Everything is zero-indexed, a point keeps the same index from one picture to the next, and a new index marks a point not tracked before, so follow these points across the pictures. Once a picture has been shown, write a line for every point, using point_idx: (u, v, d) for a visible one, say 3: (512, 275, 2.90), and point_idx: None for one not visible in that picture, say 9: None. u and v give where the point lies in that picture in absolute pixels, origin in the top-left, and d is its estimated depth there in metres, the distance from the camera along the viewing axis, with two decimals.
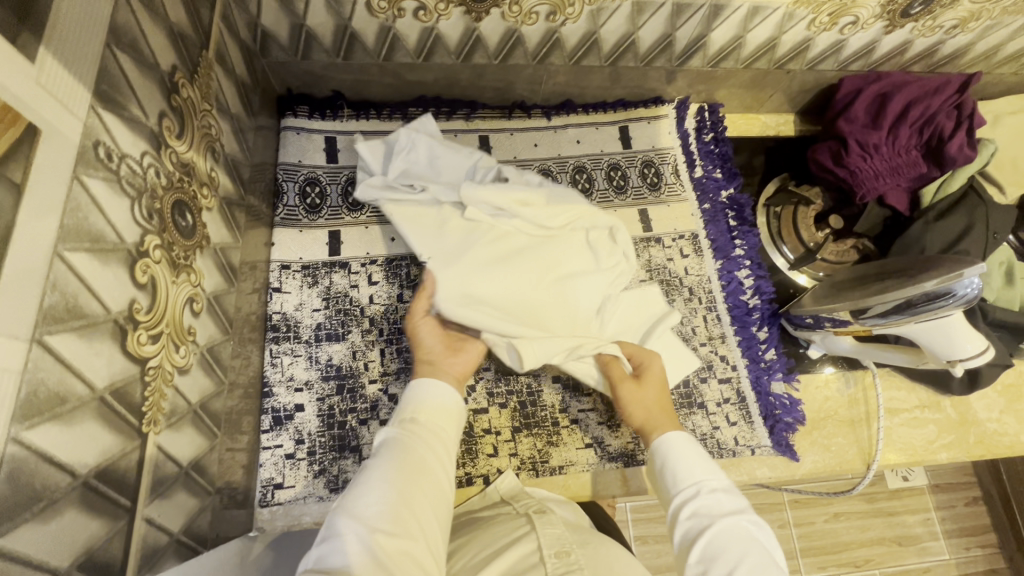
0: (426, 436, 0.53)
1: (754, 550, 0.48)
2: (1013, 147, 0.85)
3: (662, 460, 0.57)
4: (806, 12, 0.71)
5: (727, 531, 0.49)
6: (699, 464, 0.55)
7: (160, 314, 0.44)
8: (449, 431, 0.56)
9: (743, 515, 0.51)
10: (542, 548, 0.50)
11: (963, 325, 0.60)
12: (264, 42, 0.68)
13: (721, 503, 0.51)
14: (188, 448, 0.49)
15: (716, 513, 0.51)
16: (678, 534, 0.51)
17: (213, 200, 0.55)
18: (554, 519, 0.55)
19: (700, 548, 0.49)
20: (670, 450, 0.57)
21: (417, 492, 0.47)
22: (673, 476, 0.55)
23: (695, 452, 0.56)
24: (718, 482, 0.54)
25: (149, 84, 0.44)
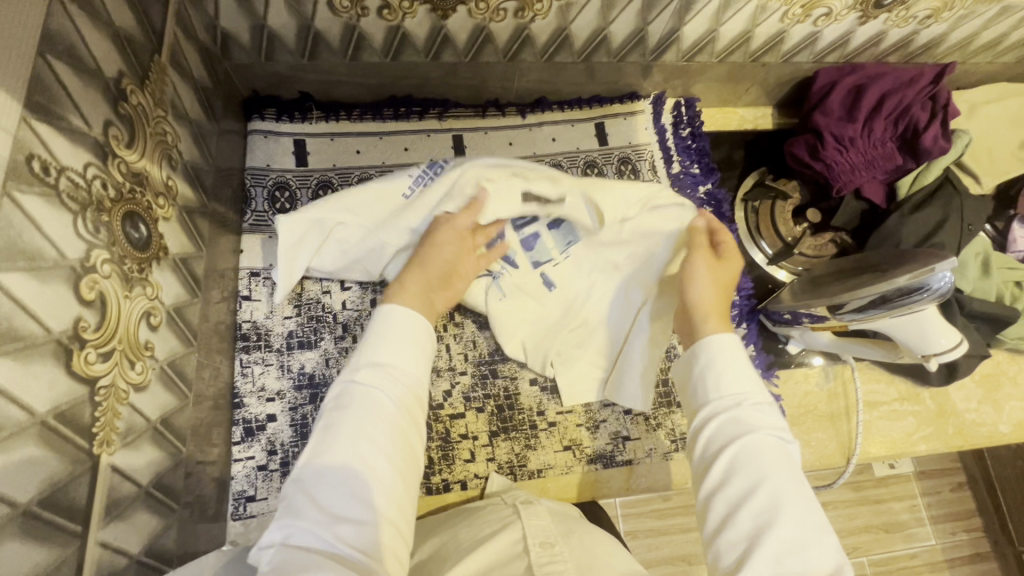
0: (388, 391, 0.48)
1: (784, 469, 0.44)
2: (989, 137, 0.85)
3: (700, 361, 0.50)
4: (778, 4, 0.70)
5: (759, 445, 0.45)
6: (744, 376, 0.48)
7: (111, 330, 0.43)
8: (415, 372, 0.50)
9: (779, 433, 0.46)
10: (526, 537, 0.50)
11: (936, 319, 0.60)
12: (225, 43, 0.66)
13: (758, 418, 0.46)
14: (149, 467, 0.47)
15: (753, 425, 0.46)
16: (708, 445, 0.47)
17: (171, 209, 0.54)
18: (539, 510, 0.56)
19: (727, 458, 0.45)
20: (715, 354, 0.50)
21: (376, 461, 0.44)
22: (710, 381, 0.49)
23: (740, 363, 0.49)
24: (758, 395, 0.48)
25: (92, 93, 0.42)
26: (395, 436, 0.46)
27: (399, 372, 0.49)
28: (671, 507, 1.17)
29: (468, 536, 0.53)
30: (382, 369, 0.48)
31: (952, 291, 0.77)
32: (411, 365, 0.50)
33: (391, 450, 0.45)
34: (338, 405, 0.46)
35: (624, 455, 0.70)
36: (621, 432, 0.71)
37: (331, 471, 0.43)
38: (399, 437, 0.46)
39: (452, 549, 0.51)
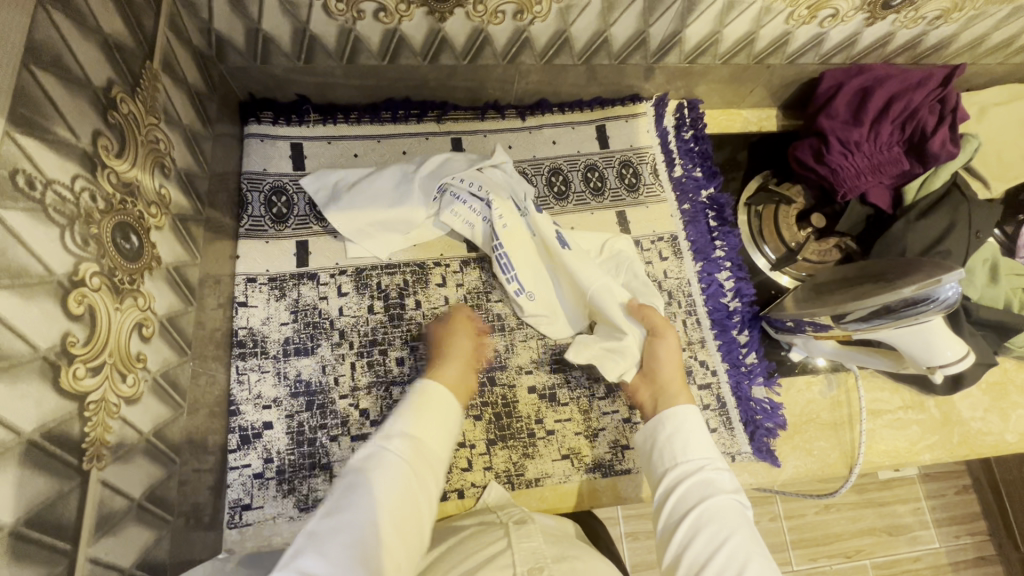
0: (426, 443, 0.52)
1: (739, 525, 0.51)
2: (998, 140, 0.83)
3: (670, 429, 0.58)
4: (783, 5, 0.69)
5: (719, 507, 0.52)
6: (700, 443, 0.57)
7: (100, 344, 0.42)
8: (439, 454, 0.53)
9: (733, 494, 0.54)
10: (515, 562, 0.48)
11: (943, 332, 0.59)
12: (220, 47, 0.65)
13: (719, 482, 0.55)
14: (141, 480, 0.47)
15: (713, 487, 0.54)
16: (677, 501, 0.54)
17: (164, 218, 0.53)
18: (533, 531, 0.54)
19: (697, 515, 0.52)
20: (679, 423, 0.58)
21: (394, 527, 0.45)
22: (671, 452, 0.57)
23: (697, 430, 0.58)
24: (718, 461, 0.57)
25: (80, 103, 0.41)
26: (415, 510, 0.48)
27: (431, 447, 0.52)
28: None
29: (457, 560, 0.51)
30: (416, 440, 0.51)
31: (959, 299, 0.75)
32: (439, 444, 0.53)
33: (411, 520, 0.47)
34: (370, 467, 0.48)
35: (623, 464, 0.69)
36: (620, 440, 0.70)
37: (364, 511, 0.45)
38: (419, 511, 0.48)
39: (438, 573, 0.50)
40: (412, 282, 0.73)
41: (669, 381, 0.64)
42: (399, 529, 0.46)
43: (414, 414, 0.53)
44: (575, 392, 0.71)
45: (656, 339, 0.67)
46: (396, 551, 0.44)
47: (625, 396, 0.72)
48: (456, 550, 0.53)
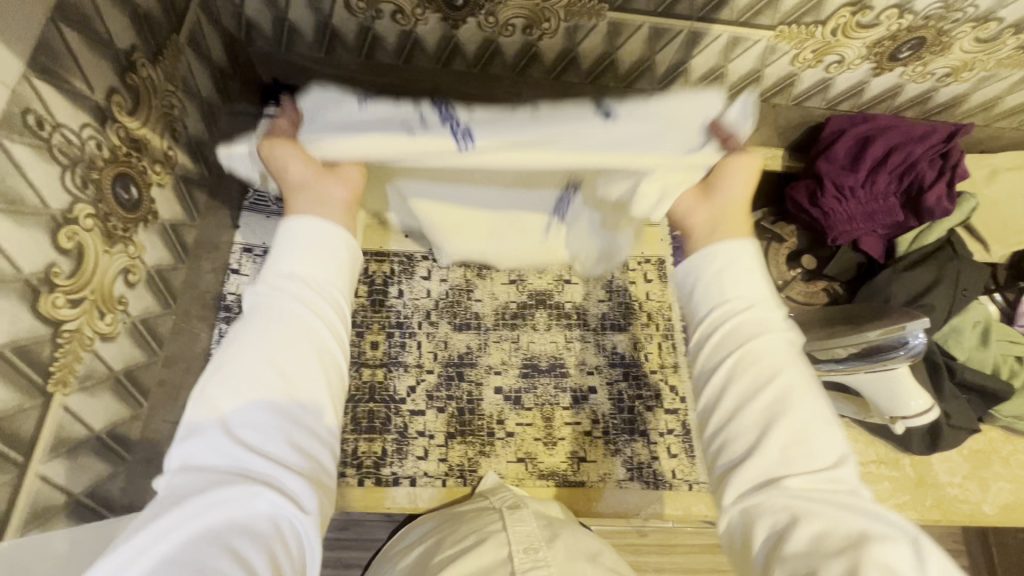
0: (309, 259, 0.43)
1: (790, 375, 0.42)
2: (1005, 204, 0.82)
3: (716, 263, 0.46)
4: (788, 47, 0.70)
5: (765, 351, 0.43)
6: (757, 278, 0.45)
7: (85, 279, 0.46)
8: (330, 273, 0.44)
9: (788, 336, 0.44)
10: (511, 543, 0.50)
11: (909, 382, 0.58)
12: (248, 30, 0.70)
13: (765, 320, 0.44)
14: (104, 414, 0.50)
15: (759, 325, 0.44)
16: (719, 331, 0.45)
17: (166, 176, 0.57)
18: (525, 515, 0.56)
19: (736, 359, 0.43)
20: (731, 261, 0.46)
21: (278, 369, 0.39)
22: (717, 284, 0.45)
23: (748, 270, 0.45)
24: (769, 303, 0.45)
25: (99, 61, 0.46)
26: (299, 335, 0.40)
27: (303, 273, 0.43)
28: (648, 544, 1.15)
29: (453, 543, 0.53)
30: (292, 273, 0.43)
31: (943, 358, 0.74)
32: (329, 269, 0.44)
33: (301, 352, 0.40)
34: (246, 313, 0.42)
35: (578, 476, 0.70)
36: (577, 452, 0.70)
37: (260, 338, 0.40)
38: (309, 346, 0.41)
39: (439, 552, 0.52)
40: (398, 271, 0.76)
41: (727, 211, 0.49)
42: (280, 371, 0.39)
43: (276, 257, 0.43)
44: (541, 399, 0.72)
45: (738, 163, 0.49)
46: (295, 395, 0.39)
47: (589, 409, 0.72)
48: (453, 534, 0.55)
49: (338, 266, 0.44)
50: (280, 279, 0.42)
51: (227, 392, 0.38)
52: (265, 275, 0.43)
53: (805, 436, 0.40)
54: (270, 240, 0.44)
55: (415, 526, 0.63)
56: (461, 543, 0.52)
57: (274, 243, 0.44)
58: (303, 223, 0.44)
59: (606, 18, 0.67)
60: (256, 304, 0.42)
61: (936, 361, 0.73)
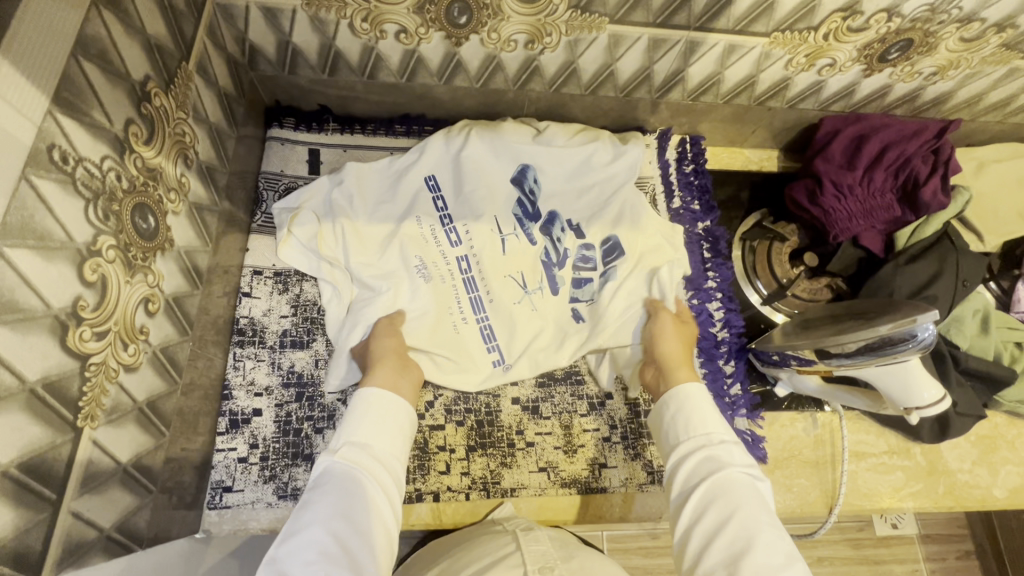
0: (379, 441, 0.55)
1: (753, 503, 0.51)
2: (996, 195, 0.85)
3: (673, 410, 0.60)
4: (782, 52, 0.72)
5: (727, 479, 0.53)
6: (712, 418, 0.58)
7: (108, 312, 0.45)
8: (393, 456, 0.55)
9: (748, 468, 0.55)
10: (525, 562, 0.51)
11: (920, 373, 0.60)
12: (252, 55, 0.71)
13: (730, 454, 0.55)
14: (130, 446, 0.50)
15: (722, 457, 0.55)
16: (686, 473, 0.55)
17: (181, 204, 0.57)
18: (539, 536, 0.57)
19: (702, 489, 0.53)
20: (683, 403, 0.60)
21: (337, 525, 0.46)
22: (685, 423, 0.59)
23: (708, 406, 0.60)
24: (730, 437, 0.57)
25: (117, 92, 0.46)
26: (366, 497, 0.50)
27: (376, 454, 0.54)
28: (657, 546, 1.15)
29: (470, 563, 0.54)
30: (360, 444, 0.54)
31: (947, 347, 0.76)
32: (389, 442, 0.55)
33: (366, 514, 0.49)
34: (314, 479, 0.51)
35: (599, 483, 0.70)
36: (597, 458, 0.71)
37: (335, 499, 0.48)
38: (368, 504, 0.49)
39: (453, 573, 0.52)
40: None
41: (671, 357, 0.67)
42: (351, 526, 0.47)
43: (354, 434, 0.55)
44: (558, 407, 0.73)
45: (665, 319, 0.71)
46: (349, 549, 0.45)
47: (606, 415, 0.73)
48: (466, 556, 0.55)
49: (394, 448, 0.55)
50: (353, 458, 0.52)
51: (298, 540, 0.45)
52: (341, 450, 0.53)
53: (767, 547, 0.47)
54: (343, 419, 0.57)
55: (426, 551, 0.64)
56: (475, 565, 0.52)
57: (347, 420, 0.56)
58: (376, 395, 0.58)
59: (606, 31, 0.68)
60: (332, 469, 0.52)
61: (942, 351, 0.74)
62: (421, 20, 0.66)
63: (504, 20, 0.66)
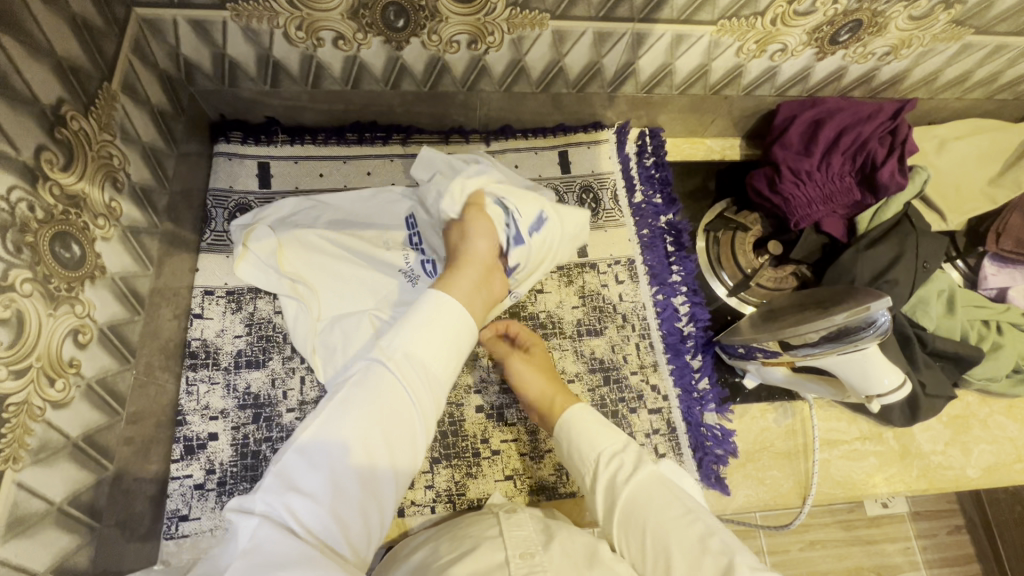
0: (423, 353, 0.53)
1: (667, 505, 0.51)
2: (959, 172, 0.84)
3: (569, 432, 0.60)
4: (731, 39, 0.71)
5: (638, 490, 0.53)
6: (606, 437, 0.58)
7: (28, 348, 0.44)
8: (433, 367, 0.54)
9: (648, 470, 0.54)
10: (508, 547, 0.50)
11: (878, 359, 0.59)
12: (189, 69, 0.69)
13: (621, 466, 0.55)
14: (64, 485, 0.48)
15: (620, 477, 0.55)
16: (600, 499, 0.55)
17: (112, 229, 0.55)
18: (521, 519, 0.56)
19: (618, 511, 0.53)
20: (571, 425, 0.60)
21: (363, 450, 0.48)
22: (579, 452, 0.58)
23: (595, 425, 0.59)
24: (616, 444, 0.57)
25: (22, 119, 0.44)
26: (393, 415, 0.50)
27: (412, 365, 0.53)
28: None
29: (452, 546, 0.53)
30: (417, 360, 0.53)
31: (913, 329, 0.75)
32: (438, 364, 0.54)
33: (382, 433, 0.49)
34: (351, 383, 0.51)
35: (567, 487, 0.69)
36: (565, 462, 0.70)
37: (355, 405, 0.49)
38: (390, 428, 0.50)
39: (438, 557, 0.52)
40: None
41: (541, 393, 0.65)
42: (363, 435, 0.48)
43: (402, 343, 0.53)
44: (523, 414, 0.71)
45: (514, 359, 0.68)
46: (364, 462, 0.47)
47: None
48: (452, 539, 0.55)
49: (438, 361, 0.54)
50: (390, 371, 0.52)
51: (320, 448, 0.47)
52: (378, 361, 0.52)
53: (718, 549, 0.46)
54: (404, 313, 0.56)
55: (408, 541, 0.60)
56: (457, 550, 0.52)
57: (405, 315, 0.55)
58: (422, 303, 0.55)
59: (549, 27, 0.67)
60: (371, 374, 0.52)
61: (907, 334, 0.74)
62: (357, 26, 0.64)
63: (443, 21, 0.65)
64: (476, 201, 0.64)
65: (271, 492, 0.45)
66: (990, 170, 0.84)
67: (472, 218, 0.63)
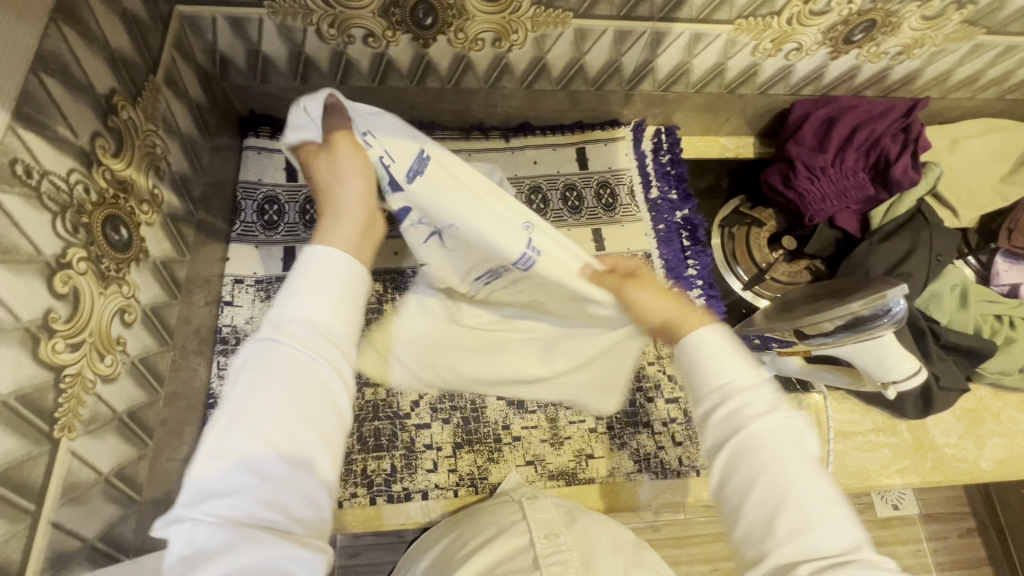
0: (328, 304, 0.36)
1: (793, 457, 0.35)
2: (970, 170, 0.85)
3: (685, 349, 0.40)
4: (747, 38, 0.73)
5: (763, 433, 0.35)
6: (732, 364, 0.38)
7: (82, 323, 0.46)
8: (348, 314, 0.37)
9: (787, 415, 0.36)
10: (531, 530, 0.52)
11: (895, 347, 0.60)
12: (223, 65, 0.71)
13: (753, 400, 0.36)
14: (110, 457, 0.50)
15: (749, 413, 0.36)
16: (713, 437, 0.37)
17: (154, 215, 0.58)
18: (545, 505, 0.58)
19: (732, 448, 0.36)
20: (704, 347, 0.39)
21: (295, 444, 0.32)
22: (698, 371, 0.39)
23: (727, 355, 0.39)
24: (752, 380, 0.37)
25: (81, 106, 0.46)
26: (318, 388, 0.34)
27: (317, 323, 0.35)
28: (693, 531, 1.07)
29: (474, 535, 0.55)
30: (315, 321, 0.35)
31: (926, 322, 0.76)
32: (353, 320, 0.37)
33: (304, 413, 0.33)
34: (246, 362, 0.34)
35: (587, 474, 0.70)
36: (584, 449, 0.71)
37: (254, 401, 0.32)
38: (314, 405, 0.33)
39: (460, 546, 0.53)
40: None
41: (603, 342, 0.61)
42: (276, 425, 0.32)
43: (294, 302, 0.35)
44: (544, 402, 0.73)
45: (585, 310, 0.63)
46: (297, 451, 0.32)
47: None
48: (474, 527, 0.57)
49: (341, 311, 0.36)
50: (292, 340, 0.34)
51: (222, 464, 0.31)
52: (270, 333, 0.35)
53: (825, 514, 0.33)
54: (289, 277, 0.37)
55: (435, 529, 0.62)
56: (482, 537, 0.53)
57: (290, 281, 0.37)
58: (324, 259, 0.38)
59: (572, 25, 0.69)
60: (264, 353, 0.34)
61: (920, 326, 0.75)
62: (387, 23, 0.67)
63: (470, 19, 0.67)
64: (334, 135, 0.47)
65: (179, 510, 0.30)
66: (1001, 169, 0.86)
67: (337, 155, 0.47)
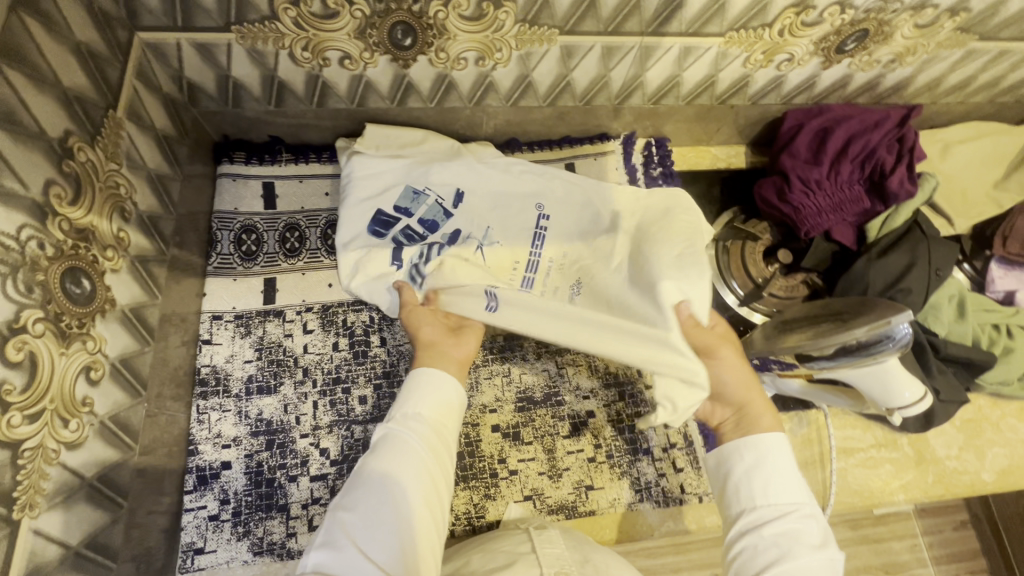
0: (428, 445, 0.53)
1: None
2: (963, 177, 0.84)
3: (745, 462, 0.54)
4: (738, 51, 0.71)
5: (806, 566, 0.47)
6: (791, 488, 0.52)
7: (40, 390, 0.42)
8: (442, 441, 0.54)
9: (823, 549, 0.49)
10: (542, 564, 0.50)
11: (899, 372, 0.59)
12: (192, 92, 0.67)
13: (801, 531, 0.50)
14: (80, 527, 0.47)
15: (797, 541, 0.49)
16: (740, 544, 0.50)
17: (120, 260, 0.54)
18: (554, 535, 0.55)
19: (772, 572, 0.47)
20: (760, 457, 0.54)
21: (399, 490, 0.49)
22: (751, 489, 0.53)
23: (786, 471, 0.53)
24: (805, 508, 0.51)
25: (31, 155, 0.43)
26: (416, 454, 0.52)
27: (421, 425, 0.54)
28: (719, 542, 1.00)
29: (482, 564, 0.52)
30: (425, 418, 0.55)
31: (925, 336, 0.75)
32: (447, 421, 0.56)
33: (409, 471, 0.50)
34: (378, 443, 0.53)
35: (587, 506, 0.68)
36: (584, 480, 0.69)
37: (374, 465, 0.51)
38: (416, 471, 0.51)
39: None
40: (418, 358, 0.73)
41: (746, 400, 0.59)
42: (386, 482, 0.49)
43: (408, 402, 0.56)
44: (540, 432, 0.70)
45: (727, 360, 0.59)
46: (396, 497, 0.49)
47: (591, 436, 0.71)
48: (482, 554, 0.54)
49: (444, 427, 0.56)
50: (406, 431, 0.53)
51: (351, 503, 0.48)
52: (387, 424, 0.55)
53: None
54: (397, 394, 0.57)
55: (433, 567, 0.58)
56: (491, 567, 0.51)
57: (400, 394, 0.57)
58: (430, 374, 0.58)
59: (558, 42, 0.66)
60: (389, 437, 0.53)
61: (920, 342, 0.74)
62: (364, 45, 0.63)
63: (451, 39, 0.64)
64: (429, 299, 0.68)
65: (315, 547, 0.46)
66: (993, 175, 0.85)
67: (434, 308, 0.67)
